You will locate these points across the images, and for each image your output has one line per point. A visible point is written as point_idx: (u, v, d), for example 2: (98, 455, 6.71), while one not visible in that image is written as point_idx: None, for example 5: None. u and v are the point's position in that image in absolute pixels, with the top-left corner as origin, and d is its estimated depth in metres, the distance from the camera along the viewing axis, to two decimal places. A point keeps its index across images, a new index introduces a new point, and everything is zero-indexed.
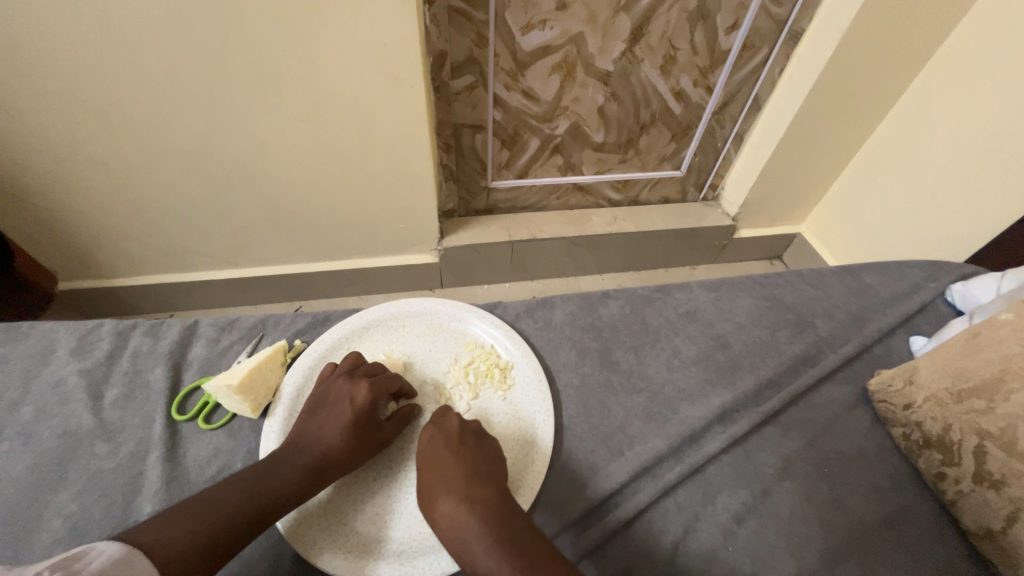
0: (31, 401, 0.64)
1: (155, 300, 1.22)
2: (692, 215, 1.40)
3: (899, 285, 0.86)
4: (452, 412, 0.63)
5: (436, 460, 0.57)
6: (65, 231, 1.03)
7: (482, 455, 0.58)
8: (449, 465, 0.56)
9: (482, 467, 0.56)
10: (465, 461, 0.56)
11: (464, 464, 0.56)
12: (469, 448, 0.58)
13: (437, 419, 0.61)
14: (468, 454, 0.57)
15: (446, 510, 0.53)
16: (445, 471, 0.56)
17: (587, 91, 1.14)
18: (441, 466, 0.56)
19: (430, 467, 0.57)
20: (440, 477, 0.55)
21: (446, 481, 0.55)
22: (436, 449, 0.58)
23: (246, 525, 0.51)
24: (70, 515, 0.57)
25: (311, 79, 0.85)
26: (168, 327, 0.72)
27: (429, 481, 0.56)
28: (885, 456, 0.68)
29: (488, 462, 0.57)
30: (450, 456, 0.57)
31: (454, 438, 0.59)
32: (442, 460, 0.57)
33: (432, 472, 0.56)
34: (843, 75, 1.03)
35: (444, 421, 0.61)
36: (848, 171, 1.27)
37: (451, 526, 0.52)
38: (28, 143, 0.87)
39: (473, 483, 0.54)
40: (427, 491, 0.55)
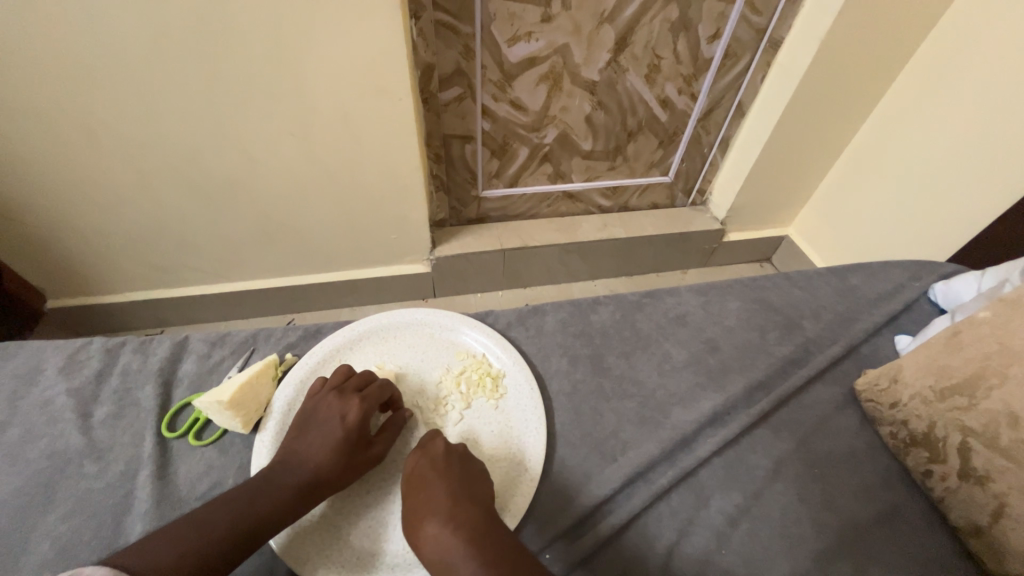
0: (19, 422, 0.64)
1: (145, 316, 1.21)
2: (681, 220, 1.42)
3: (883, 285, 0.88)
4: (438, 437, 0.62)
5: (419, 484, 0.57)
6: (54, 248, 1.02)
7: (466, 476, 0.58)
8: (432, 487, 0.56)
9: (466, 489, 0.56)
10: (448, 482, 0.56)
11: (447, 486, 0.56)
12: (452, 470, 0.58)
13: (421, 445, 0.61)
14: (451, 476, 0.57)
15: (430, 533, 0.52)
16: (429, 494, 0.55)
17: (574, 100, 1.16)
18: (423, 491, 0.56)
19: (414, 491, 0.56)
20: (423, 501, 0.55)
21: (430, 503, 0.54)
22: (419, 472, 0.58)
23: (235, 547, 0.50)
24: (58, 537, 0.56)
25: (300, 94, 0.86)
26: (158, 343, 0.72)
27: (413, 504, 0.55)
28: (875, 455, 0.69)
29: (472, 484, 0.57)
30: (433, 481, 0.57)
31: (438, 460, 0.59)
32: (426, 485, 0.56)
33: (416, 497, 0.56)
34: (823, 80, 1.06)
35: (428, 443, 0.61)
36: (831, 174, 1.30)
37: (436, 549, 0.51)
38: (15, 161, 0.86)
39: (456, 505, 0.54)
40: (410, 516, 0.55)
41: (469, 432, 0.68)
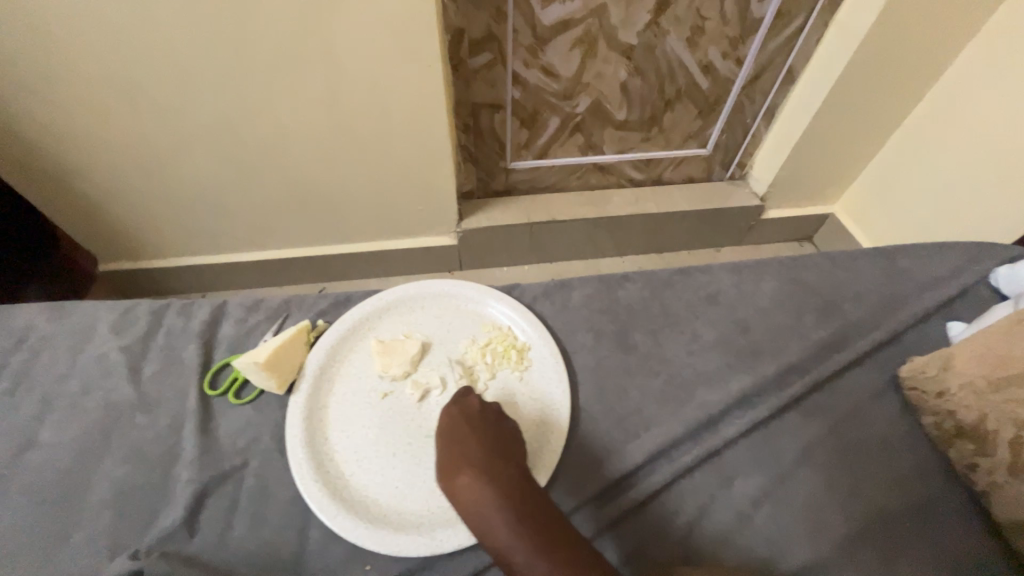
0: (78, 374, 0.69)
1: (187, 281, 1.27)
2: (717, 196, 1.35)
3: (937, 268, 0.82)
4: (473, 393, 0.63)
5: (454, 437, 0.58)
6: (102, 213, 1.07)
7: (500, 433, 0.59)
8: (468, 442, 0.57)
9: (500, 445, 0.58)
10: (483, 438, 0.58)
11: (482, 441, 0.57)
12: (487, 426, 0.59)
13: (456, 400, 0.62)
14: (486, 431, 0.58)
15: (466, 485, 0.55)
16: (464, 448, 0.57)
17: (609, 67, 1.10)
18: (460, 443, 0.58)
19: (449, 443, 0.58)
20: (459, 453, 0.57)
21: (466, 456, 0.56)
22: (455, 426, 0.59)
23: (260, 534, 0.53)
24: (116, 480, 0.61)
25: (329, 60, 0.85)
26: (199, 306, 0.75)
27: (447, 456, 0.57)
28: (914, 444, 0.66)
29: (505, 440, 0.59)
30: (469, 435, 0.58)
31: (473, 416, 0.60)
32: (462, 438, 0.58)
33: (452, 448, 0.58)
34: (887, 41, 0.96)
35: (463, 400, 0.62)
36: (887, 147, 1.20)
37: (471, 498, 0.54)
38: (63, 128, 0.90)
39: (491, 461, 0.56)
40: (445, 465, 0.57)
41: (500, 399, 0.69)
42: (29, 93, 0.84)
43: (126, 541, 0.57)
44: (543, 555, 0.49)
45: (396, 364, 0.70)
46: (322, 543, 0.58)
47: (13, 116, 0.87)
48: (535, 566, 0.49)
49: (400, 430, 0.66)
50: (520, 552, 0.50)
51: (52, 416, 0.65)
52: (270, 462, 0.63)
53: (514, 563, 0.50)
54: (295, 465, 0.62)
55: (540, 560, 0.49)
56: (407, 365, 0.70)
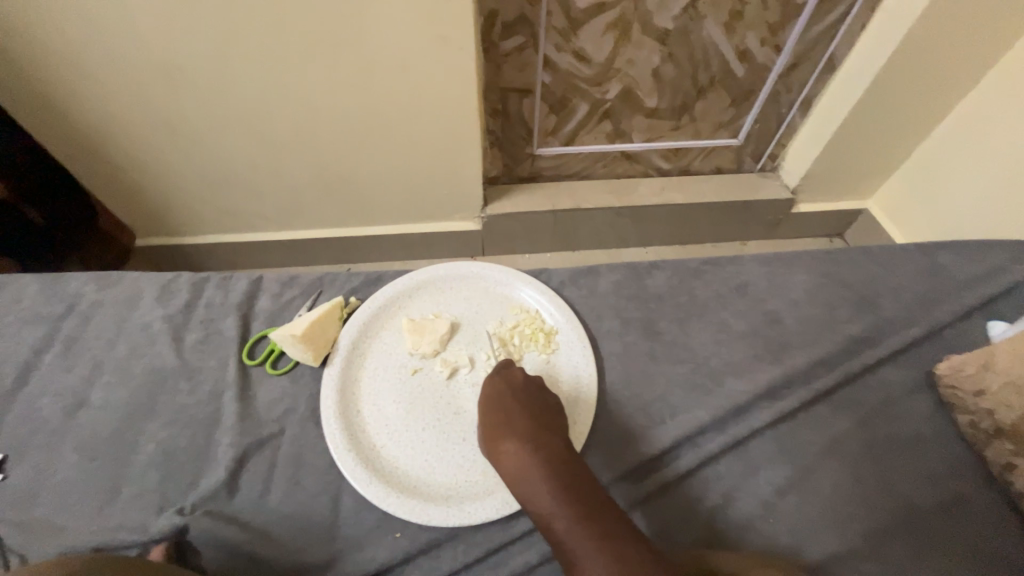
0: (124, 341, 0.72)
1: (219, 258, 1.31)
2: (747, 187, 1.33)
3: (980, 266, 0.79)
4: (515, 365, 0.65)
5: (499, 406, 0.60)
6: (140, 190, 1.11)
7: (544, 406, 0.60)
8: (513, 411, 0.59)
9: (544, 418, 0.59)
10: (528, 409, 0.59)
11: (527, 412, 0.59)
12: (531, 399, 0.61)
13: (500, 372, 0.63)
14: (530, 403, 0.60)
15: (511, 450, 0.56)
16: (509, 416, 0.59)
17: (642, 52, 1.08)
18: (505, 412, 0.59)
19: (494, 411, 0.60)
20: (505, 420, 0.58)
21: (512, 424, 0.58)
22: (500, 395, 0.61)
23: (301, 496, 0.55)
24: (161, 441, 0.64)
25: (363, 41, 0.86)
26: (236, 280, 0.77)
27: (493, 423, 0.59)
28: (947, 443, 0.65)
29: (548, 414, 0.60)
30: (514, 405, 0.60)
31: (518, 388, 0.61)
32: (507, 407, 0.60)
33: (497, 416, 0.59)
34: (938, 30, 0.92)
35: (506, 372, 0.64)
36: (929, 141, 1.15)
37: (514, 464, 0.55)
38: (107, 105, 0.93)
39: (536, 430, 0.57)
40: (491, 431, 0.59)
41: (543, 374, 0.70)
42: (75, 70, 0.87)
43: (172, 498, 0.61)
44: (584, 523, 0.49)
45: (426, 343, 0.71)
46: (355, 509, 0.61)
47: (60, 92, 0.90)
48: (577, 533, 0.49)
49: (429, 405, 0.68)
50: (562, 518, 0.50)
51: (101, 379, 0.69)
52: (305, 431, 0.66)
53: (556, 530, 0.51)
54: (328, 435, 0.64)
55: (581, 527, 0.49)
56: (436, 344, 0.71)
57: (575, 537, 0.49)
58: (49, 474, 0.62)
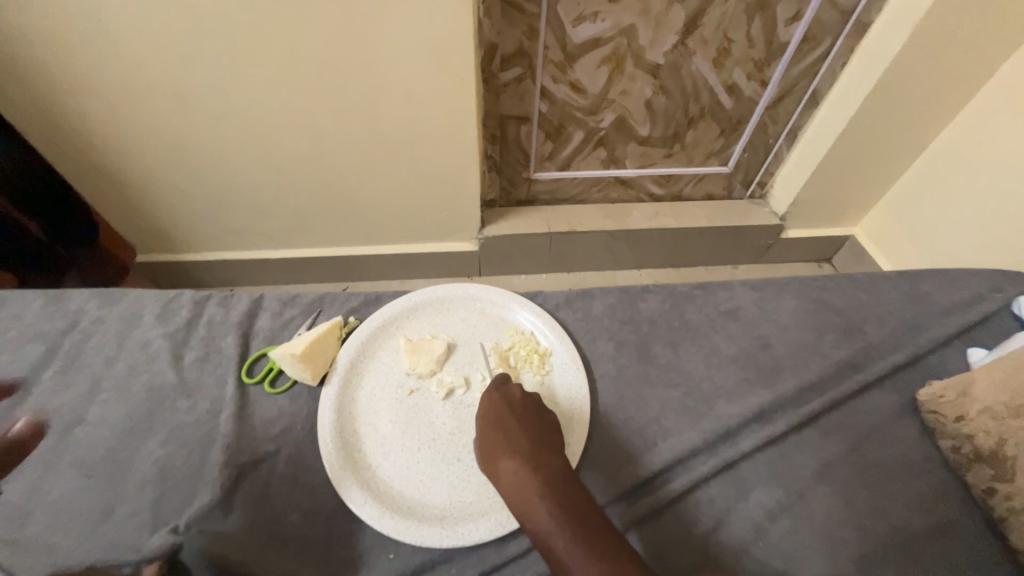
0: (124, 358, 0.73)
1: (218, 275, 1.32)
2: (737, 213, 1.37)
3: (959, 293, 0.83)
4: (510, 382, 0.67)
5: (499, 423, 0.61)
6: (145, 208, 1.13)
7: (542, 424, 0.62)
8: (513, 428, 0.60)
9: (542, 436, 0.60)
10: (527, 428, 0.60)
11: (526, 430, 0.60)
12: (530, 416, 0.62)
13: (498, 389, 0.65)
14: (529, 421, 0.61)
15: (511, 468, 0.57)
16: (510, 434, 0.60)
17: (635, 84, 1.13)
18: (504, 430, 0.60)
19: (494, 428, 0.61)
20: (505, 438, 0.60)
21: (512, 442, 0.59)
22: (500, 413, 0.62)
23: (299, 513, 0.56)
24: (158, 459, 0.64)
25: (369, 71, 0.90)
26: (238, 299, 0.79)
27: (492, 441, 0.60)
28: (932, 467, 0.67)
29: (546, 432, 0.61)
30: (514, 423, 0.61)
31: (517, 406, 0.63)
32: (506, 425, 0.61)
33: (497, 434, 0.60)
34: (913, 69, 0.98)
35: (504, 388, 0.65)
36: (910, 172, 1.20)
37: (514, 482, 0.56)
38: (118, 126, 0.96)
39: (534, 449, 0.58)
40: (490, 449, 0.60)
41: (546, 394, 0.71)
42: (90, 93, 0.90)
43: (167, 517, 0.61)
44: (583, 543, 0.50)
45: (423, 363, 0.72)
46: (350, 530, 0.61)
47: (73, 113, 0.93)
48: (575, 553, 0.50)
49: (425, 426, 0.69)
50: (561, 538, 0.51)
51: (100, 396, 0.69)
52: (302, 450, 0.66)
53: (554, 550, 0.51)
54: (324, 454, 0.65)
55: (580, 547, 0.50)
56: (434, 364, 0.72)
57: (574, 557, 0.49)
58: (43, 491, 0.62)
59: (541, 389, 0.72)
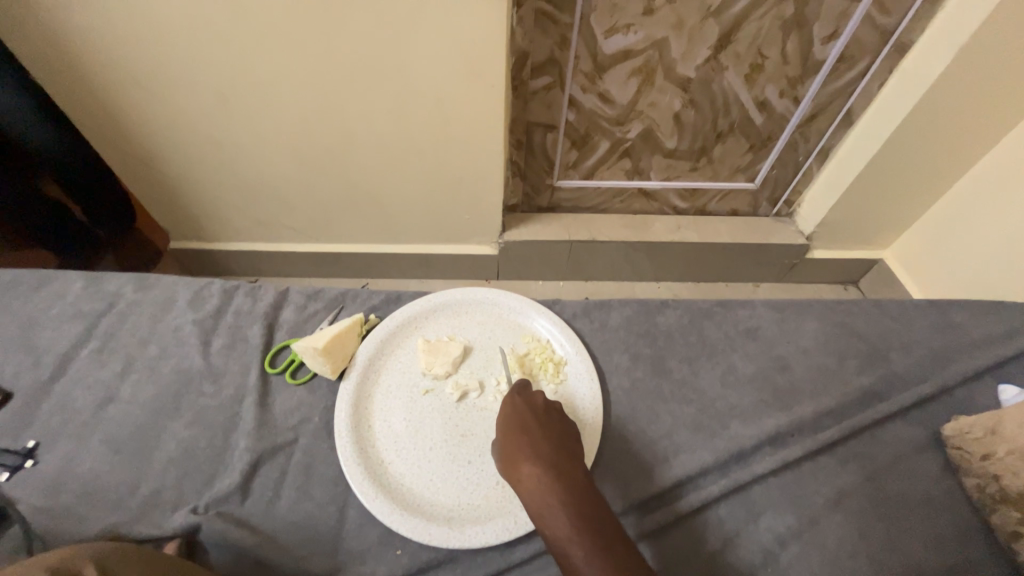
0: (156, 340, 0.76)
1: (246, 264, 1.37)
2: (762, 230, 1.35)
3: (993, 326, 0.80)
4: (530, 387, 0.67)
5: (521, 426, 0.61)
6: (181, 197, 1.18)
7: (562, 430, 0.62)
8: (535, 433, 0.60)
9: (562, 442, 0.60)
10: (548, 433, 0.61)
11: (548, 435, 0.60)
12: (552, 422, 0.62)
13: (521, 392, 0.65)
14: (551, 427, 0.61)
15: (533, 472, 0.57)
16: (532, 438, 0.60)
17: (664, 96, 1.13)
18: (526, 433, 0.60)
19: (516, 431, 0.61)
20: (528, 441, 0.59)
21: (536, 445, 0.59)
22: (524, 416, 0.62)
23: None
24: (182, 440, 0.67)
25: (402, 74, 0.92)
26: (265, 290, 0.82)
27: (513, 444, 0.60)
28: (954, 504, 0.64)
29: (566, 440, 0.61)
30: (535, 427, 0.61)
31: (539, 410, 0.63)
32: (529, 429, 0.61)
33: (518, 437, 0.60)
34: (955, 92, 0.95)
35: (526, 392, 0.65)
36: (946, 197, 1.16)
37: (534, 487, 0.56)
38: (162, 118, 1.00)
39: (557, 455, 0.58)
40: (512, 450, 0.59)
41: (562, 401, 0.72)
42: (137, 86, 0.95)
43: (187, 497, 0.63)
44: (601, 553, 0.50)
45: (439, 364, 0.73)
46: (359, 523, 0.63)
47: (120, 104, 0.98)
48: (593, 564, 0.50)
49: (439, 425, 0.70)
50: (579, 546, 0.51)
51: (131, 376, 0.73)
52: (317, 442, 0.68)
53: (571, 558, 0.51)
54: (340, 446, 0.66)
55: (598, 557, 0.50)
56: (449, 365, 0.74)
57: (591, 568, 0.50)
58: (74, 464, 0.65)
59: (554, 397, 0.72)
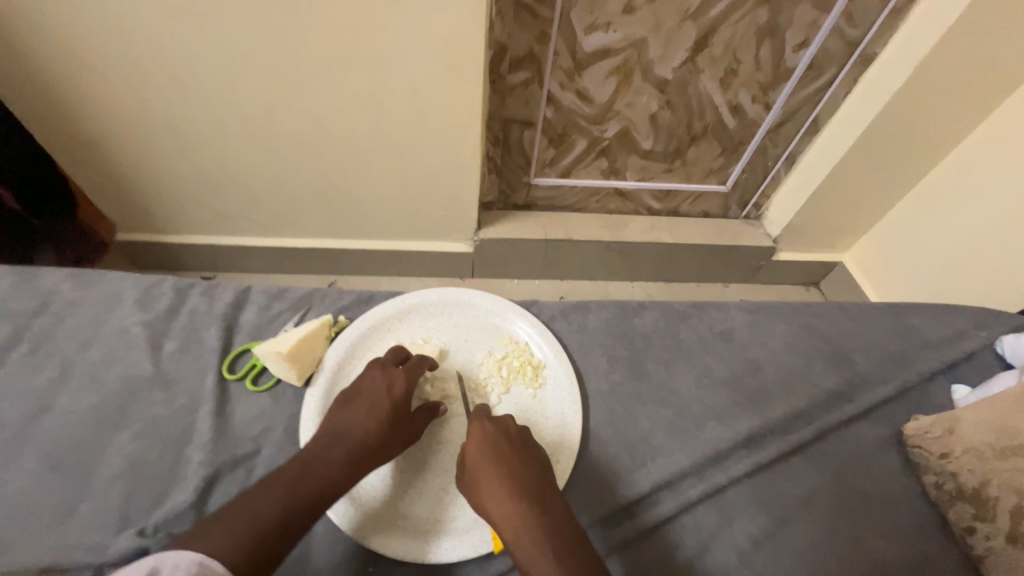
0: (98, 344, 0.69)
1: (202, 259, 1.28)
2: (731, 232, 1.38)
3: (945, 329, 0.84)
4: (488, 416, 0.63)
5: (498, 458, 0.58)
6: (128, 185, 1.08)
7: (537, 461, 0.60)
8: (512, 465, 0.58)
9: (539, 476, 0.58)
10: (526, 467, 0.58)
11: (525, 469, 0.58)
12: (528, 452, 0.60)
13: (495, 419, 0.62)
14: (527, 459, 0.59)
15: (513, 508, 0.54)
16: (510, 472, 0.57)
17: (641, 97, 1.13)
18: (503, 466, 0.57)
19: (493, 464, 0.58)
20: (506, 474, 0.57)
21: (515, 479, 0.57)
22: (500, 446, 0.59)
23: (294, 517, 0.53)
24: (127, 455, 0.61)
25: (375, 63, 0.87)
26: (223, 289, 0.76)
27: (490, 479, 0.57)
28: (913, 500, 0.67)
29: (542, 471, 0.59)
30: (512, 460, 0.58)
31: (514, 441, 0.60)
32: (506, 461, 0.58)
33: (495, 470, 0.57)
34: (913, 105, 1.00)
35: (500, 419, 0.62)
36: (900, 204, 1.23)
37: (513, 527, 0.53)
38: (104, 99, 0.91)
39: (535, 489, 0.56)
40: (488, 484, 0.56)
41: (547, 404, 0.72)
42: (76, 63, 0.85)
43: (134, 517, 0.57)
44: None
45: None
46: (328, 539, 0.59)
47: (54, 81, 0.88)
48: None
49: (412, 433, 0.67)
50: None
51: (68, 383, 0.66)
52: (281, 454, 0.64)
53: None
54: None
55: None
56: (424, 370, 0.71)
57: None
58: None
59: (538, 400, 0.72)
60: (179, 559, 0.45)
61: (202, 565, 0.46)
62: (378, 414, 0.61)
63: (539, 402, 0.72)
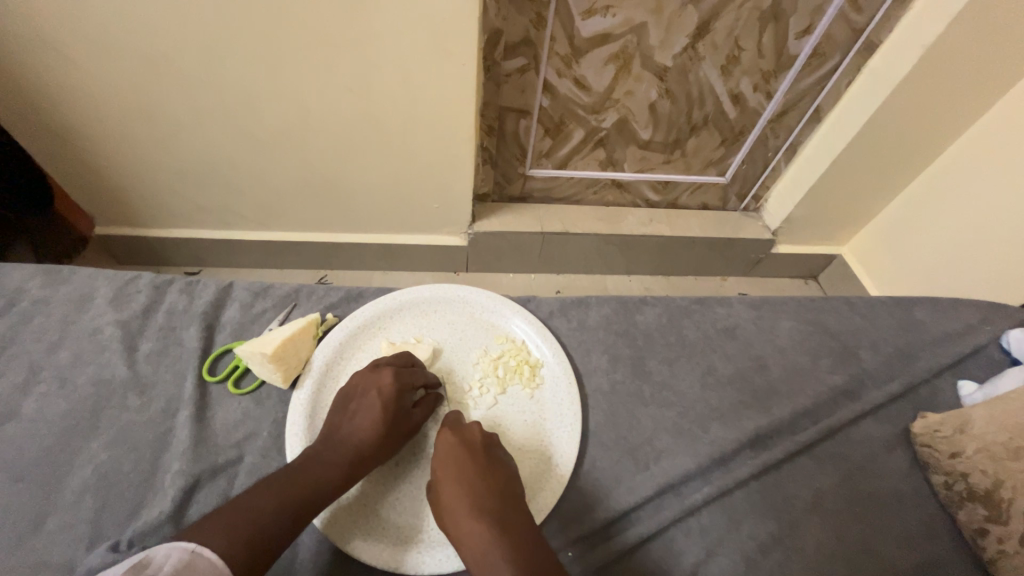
0: (69, 345, 0.65)
1: (185, 254, 1.23)
2: (731, 225, 1.36)
3: (953, 323, 0.81)
4: (466, 423, 0.61)
5: (459, 472, 0.55)
6: (104, 178, 1.03)
7: (501, 471, 0.57)
8: (473, 479, 0.55)
9: (505, 487, 0.55)
10: (488, 479, 0.55)
11: (488, 481, 0.55)
12: (496, 467, 0.57)
13: (456, 428, 0.59)
14: (489, 471, 0.56)
15: (475, 528, 0.51)
16: (471, 486, 0.54)
17: (640, 85, 1.09)
18: (464, 481, 0.55)
19: (455, 480, 0.55)
20: (468, 491, 0.54)
21: (476, 494, 0.54)
22: (461, 459, 0.56)
23: (286, 527, 0.50)
24: (99, 464, 0.57)
25: (361, 48, 0.83)
26: (203, 286, 0.72)
27: (453, 497, 0.54)
28: (921, 499, 0.66)
29: (507, 480, 0.56)
30: (473, 472, 0.55)
31: (477, 451, 0.57)
32: (466, 475, 0.55)
33: (456, 485, 0.54)
34: (920, 94, 0.97)
35: (461, 429, 0.59)
36: (900, 197, 1.20)
37: (478, 544, 0.51)
38: (73, 86, 0.86)
39: (509, 511, 0.53)
40: (454, 504, 0.54)
41: (545, 406, 0.69)
42: (38, 47, 0.80)
43: (106, 531, 0.54)
44: None
45: None
46: (317, 550, 0.56)
47: (17, 67, 0.82)
48: None
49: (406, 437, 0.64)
50: None
51: (37, 388, 0.62)
52: (265, 461, 0.60)
53: None
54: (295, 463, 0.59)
55: None
56: None
57: None
58: None
59: (536, 401, 0.69)
60: (165, 557, 0.43)
61: (187, 564, 0.43)
62: (373, 420, 0.58)
63: (537, 403, 0.69)
